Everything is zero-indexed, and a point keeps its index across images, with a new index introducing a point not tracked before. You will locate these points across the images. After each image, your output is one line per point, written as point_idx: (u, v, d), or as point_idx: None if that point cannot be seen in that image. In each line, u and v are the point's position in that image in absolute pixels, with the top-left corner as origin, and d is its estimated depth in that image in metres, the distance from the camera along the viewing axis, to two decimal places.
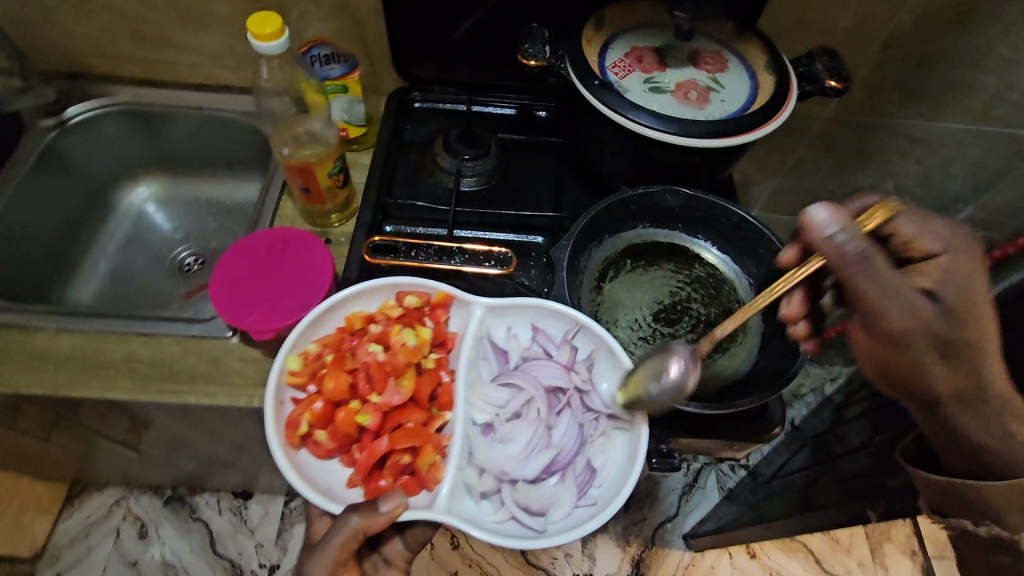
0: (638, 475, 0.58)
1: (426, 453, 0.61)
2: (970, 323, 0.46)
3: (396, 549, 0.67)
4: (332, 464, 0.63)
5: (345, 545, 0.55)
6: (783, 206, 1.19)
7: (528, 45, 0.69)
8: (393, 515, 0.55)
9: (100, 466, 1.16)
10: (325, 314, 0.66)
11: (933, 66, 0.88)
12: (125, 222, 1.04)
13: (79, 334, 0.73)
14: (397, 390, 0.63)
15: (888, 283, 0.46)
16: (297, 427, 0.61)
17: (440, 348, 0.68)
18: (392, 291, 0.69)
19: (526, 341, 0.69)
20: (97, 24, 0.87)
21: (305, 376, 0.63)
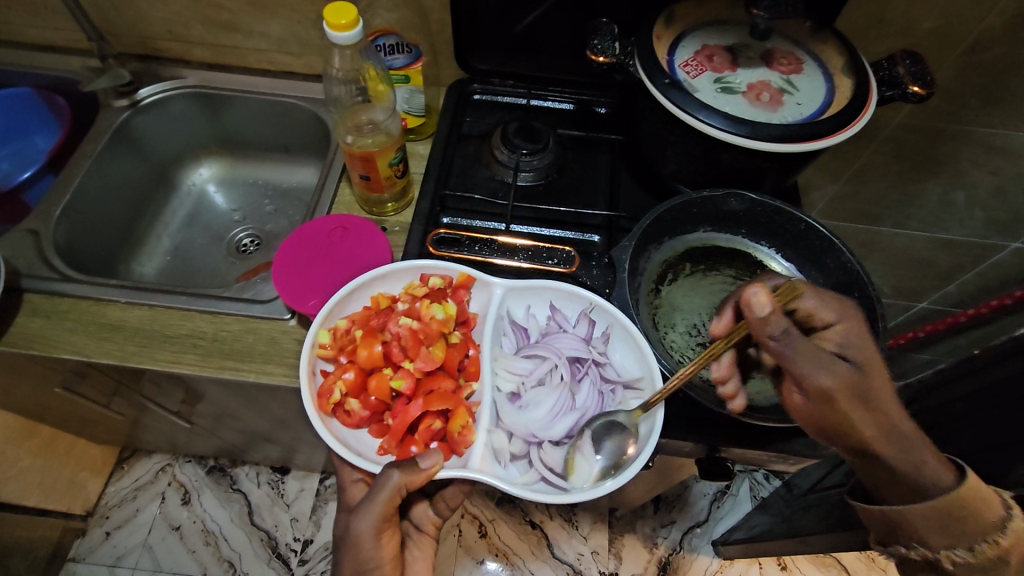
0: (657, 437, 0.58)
1: (459, 417, 0.62)
2: (876, 385, 0.50)
3: (425, 515, 0.68)
4: (362, 433, 0.64)
5: (388, 501, 0.57)
6: (841, 213, 1.15)
7: (597, 40, 0.67)
8: (432, 471, 0.57)
9: (148, 433, 1.21)
10: (354, 292, 0.67)
11: (1020, 73, 0.83)
12: (186, 201, 1.08)
13: (146, 308, 0.76)
14: (429, 358, 0.63)
15: (808, 356, 0.49)
16: (331, 395, 0.62)
17: (463, 325, 0.68)
18: (416, 273, 0.69)
19: (544, 319, 0.70)
20: (170, 8, 0.90)
21: (335, 349, 0.64)
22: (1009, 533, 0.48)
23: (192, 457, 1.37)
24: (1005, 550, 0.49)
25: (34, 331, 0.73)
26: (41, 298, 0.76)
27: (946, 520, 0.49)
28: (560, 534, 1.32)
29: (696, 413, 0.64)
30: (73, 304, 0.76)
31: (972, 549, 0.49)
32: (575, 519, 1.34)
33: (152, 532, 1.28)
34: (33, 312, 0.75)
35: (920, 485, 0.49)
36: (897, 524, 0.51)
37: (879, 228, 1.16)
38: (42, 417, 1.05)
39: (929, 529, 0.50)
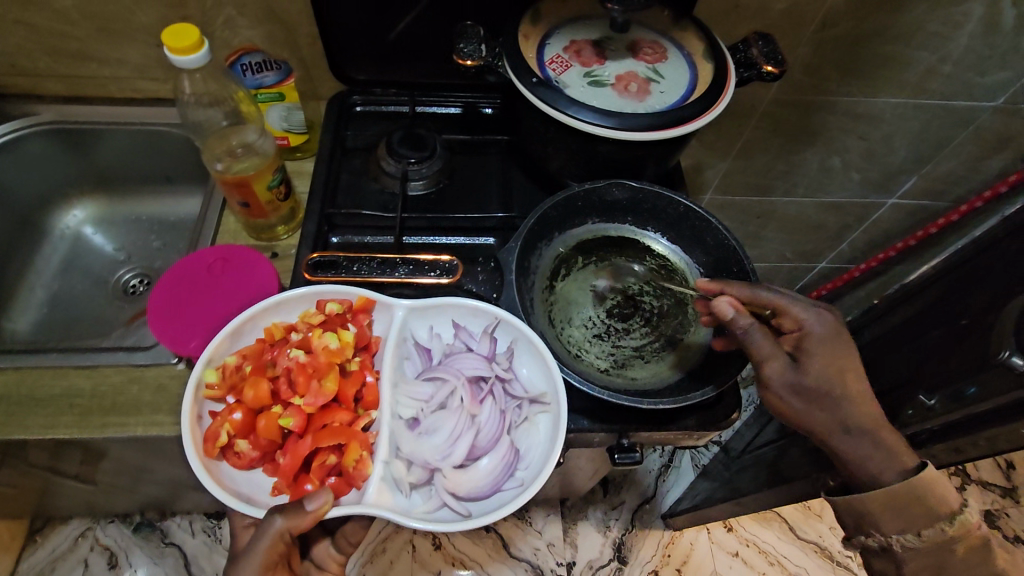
0: (561, 448, 0.58)
1: (351, 451, 0.59)
2: (822, 371, 0.59)
3: (327, 553, 0.65)
4: (256, 474, 0.61)
5: (268, 551, 0.53)
6: (740, 187, 1.20)
7: (464, 44, 0.67)
8: (320, 512, 0.54)
9: (56, 500, 1.11)
10: (244, 324, 0.63)
11: (869, 44, 0.90)
12: (62, 246, 0.99)
13: (13, 372, 0.69)
14: (320, 392, 0.61)
15: (770, 355, 0.58)
16: (217, 439, 0.58)
17: (364, 351, 0.66)
18: (312, 300, 0.66)
19: (448, 338, 0.68)
20: (7, 40, 0.82)
21: (223, 389, 0.61)
22: (958, 523, 0.58)
23: (114, 516, 1.27)
24: (951, 537, 0.59)
25: None
26: None
27: (899, 506, 0.60)
28: (514, 533, 1.32)
29: (601, 404, 0.65)
30: None
31: (921, 535, 0.59)
32: (528, 516, 1.34)
33: None
34: None
35: (871, 474, 0.60)
36: (860, 513, 0.62)
37: (772, 199, 1.22)
38: None
39: (886, 515, 0.61)
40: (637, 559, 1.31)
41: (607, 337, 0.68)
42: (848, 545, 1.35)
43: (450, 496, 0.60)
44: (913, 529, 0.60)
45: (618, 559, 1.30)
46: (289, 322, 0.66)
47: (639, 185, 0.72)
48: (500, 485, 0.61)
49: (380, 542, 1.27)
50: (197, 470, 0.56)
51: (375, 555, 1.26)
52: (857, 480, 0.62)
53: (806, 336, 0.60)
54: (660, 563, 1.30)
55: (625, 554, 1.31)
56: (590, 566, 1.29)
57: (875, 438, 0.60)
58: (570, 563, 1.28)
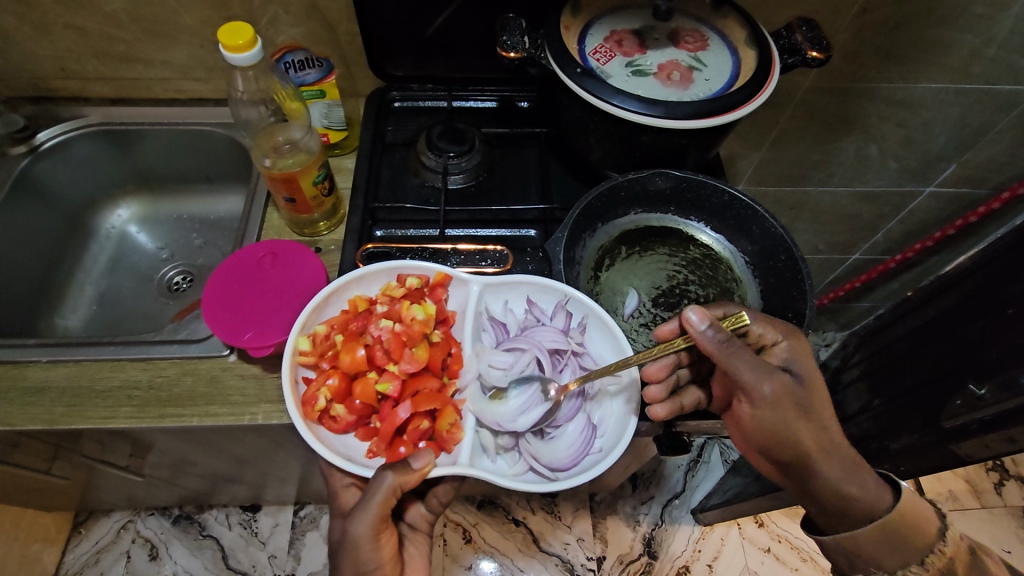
0: (635, 421, 0.60)
1: (446, 416, 0.61)
2: (806, 386, 0.58)
3: (420, 514, 0.67)
4: (350, 438, 0.62)
5: (382, 506, 0.56)
6: (771, 178, 1.18)
7: (506, 36, 0.67)
8: (425, 470, 0.57)
9: (101, 492, 1.14)
10: (330, 297, 0.66)
11: (910, 29, 0.88)
12: (108, 245, 1.02)
13: (72, 365, 0.72)
14: (414, 359, 0.62)
15: (751, 373, 0.55)
16: (316, 403, 0.61)
17: (444, 324, 0.67)
18: (391, 274, 0.68)
19: (522, 313, 0.69)
20: (58, 44, 0.85)
21: (316, 355, 0.63)
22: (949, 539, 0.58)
23: (154, 508, 1.30)
24: None
25: None
26: None
27: (894, 536, 0.58)
28: (544, 528, 1.32)
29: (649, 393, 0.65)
30: None
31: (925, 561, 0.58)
32: (558, 510, 1.34)
33: None
34: None
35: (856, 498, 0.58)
36: (858, 552, 0.59)
37: (804, 189, 1.21)
38: None
39: (882, 548, 0.58)
40: (668, 554, 1.30)
41: (654, 325, 0.68)
42: None
43: (537, 461, 0.61)
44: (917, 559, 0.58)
45: (649, 554, 1.30)
46: (370, 296, 0.68)
47: (682, 175, 0.72)
48: (585, 451, 0.62)
49: None
50: (302, 430, 0.58)
51: None
52: (844, 509, 0.59)
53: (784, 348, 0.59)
54: (691, 558, 1.30)
55: (655, 549, 1.30)
56: (621, 560, 1.29)
57: (851, 460, 0.58)
58: (601, 558, 1.28)
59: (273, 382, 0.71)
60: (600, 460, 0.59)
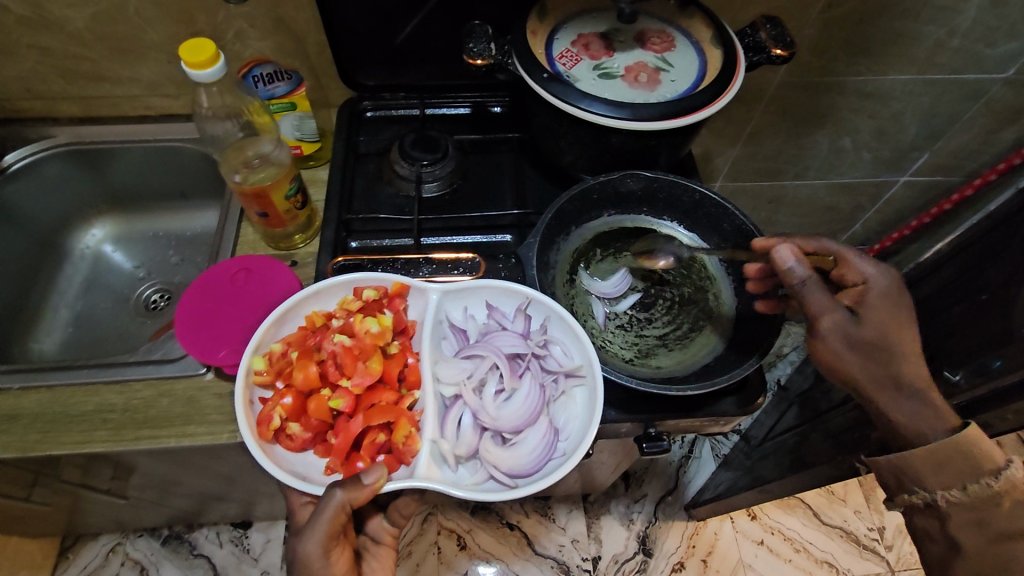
0: (598, 425, 0.59)
1: (401, 428, 0.61)
2: (874, 328, 0.57)
3: (382, 527, 0.66)
4: (309, 455, 0.62)
5: (331, 522, 0.55)
6: (748, 173, 1.19)
7: (472, 43, 0.67)
8: (377, 485, 0.56)
9: (86, 516, 1.12)
10: (286, 314, 0.65)
11: (876, 22, 0.89)
12: (82, 266, 1.01)
13: (44, 391, 0.70)
14: (367, 372, 0.63)
15: (819, 309, 0.57)
16: (271, 422, 0.60)
17: (402, 334, 0.67)
18: (349, 287, 0.67)
19: (482, 319, 0.69)
20: (23, 64, 0.84)
21: (272, 374, 0.62)
22: (1003, 479, 0.55)
23: (143, 530, 1.29)
24: None
25: None
26: None
27: (942, 460, 0.56)
28: (539, 530, 1.32)
29: (628, 395, 0.65)
30: None
31: (965, 488, 0.56)
32: (551, 512, 1.34)
33: None
34: None
35: (914, 425, 0.58)
36: (903, 470, 0.59)
37: (782, 183, 1.22)
38: None
39: (927, 469, 0.57)
40: (662, 551, 1.30)
41: (630, 327, 0.69)
42: (874, 529, 1.34)
43: (497, 469, 0.61)
44: (958, 485, 0.57)
45: (644, 552, 1.30)
46: (328, 310, 0.67)
47: (653, 175, 0.72)
48: (547, 456, 0.61)
49: (405, 544, 1.28)
50: (255, 451, 0.58)
51: (401, 557, 1.26)
52: (907, 435, 0.59)
53: (868, 290, 0.59)
54: (685, 554, 1.30)
55: (650, 547, 1.31)
56: (616, 559, 1.29)
57: (921, 394, 0.57)
58: (596, 558, 1.28)
59: None
60: (561, 465, 0.59)
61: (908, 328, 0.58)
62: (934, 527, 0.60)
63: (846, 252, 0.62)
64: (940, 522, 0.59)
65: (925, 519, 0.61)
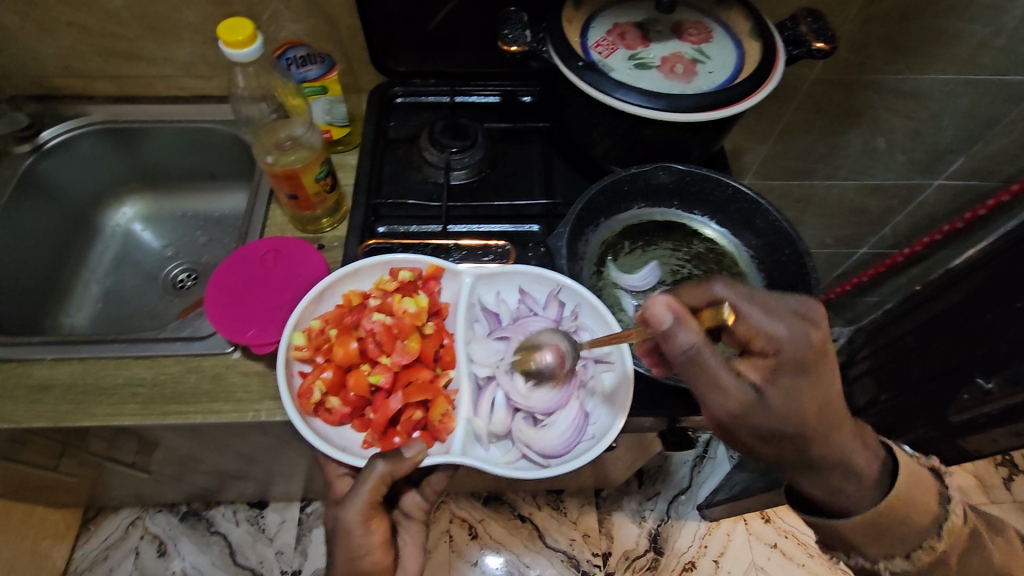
0: (626, 407, 0.59)
1: (438, 406, 0.62)
2: (776, 411, 0.49)
3: (415, 502, 0.68)
4: (346, 430, 0.63)
5: (372, 492, 0.57)
6: (777, 172, 1.17)
7: (508, 29, 0.67)
8: (417, 459, 0.58)
9: (109, 489, 1.15)
10: (324, 291, 0.66)
11: (918, 19, 0.87)
12: (113, 243, 1.02)
13: (76, 363, 0.72)
14: (405, 351, 0.63)
15: (713, 391, 0.49)
16: (310, 395, 0.61)
17: (436, 316, 0.68)
18: (385, 268, 0.68)
19: (514, 303, 0.69)
20: (61, 42, 0.85)
21: (311, 349, 0.63)
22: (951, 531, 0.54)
23: (162, 505, 1.31)
24: None
25: None
26: None
27: (883, 529, 0.53)
28: (550, 524, 1.32)
29: (654, 389, 0.65)
30: None
31: (910, 556, 0.54)
32: (562, 506, 1.34)
33: None
34: None
35: (843, 496, 0.53)
36: (840, 539, 0.55)
37: (811, 183, 1.20)
38: None
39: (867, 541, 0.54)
40: (673, 550, 1.30)
41: None
42: None
43: (530, 449, 0.61)
44: (902, 551, 0.54)
45: (655, 550, 1.30)
46: (364, 290, 0.68)
47: (687, 168, 0.71)
48: (578, 437, 0.61)
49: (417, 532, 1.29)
50: (296, 423, 0.59)
51: None
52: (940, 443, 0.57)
53: (773, 361, 0.50)
54: (697, 553, 1.29)
55: (661, 545, 1.30)
56: (626, 556, 1.28)
57: (839, 467, 0.52)
58: (607, 554, 1.28)
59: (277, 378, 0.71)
60: (593, 446, 0.59)
61: (811, 415, 0.49)
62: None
63: (742, 306, 0.52)
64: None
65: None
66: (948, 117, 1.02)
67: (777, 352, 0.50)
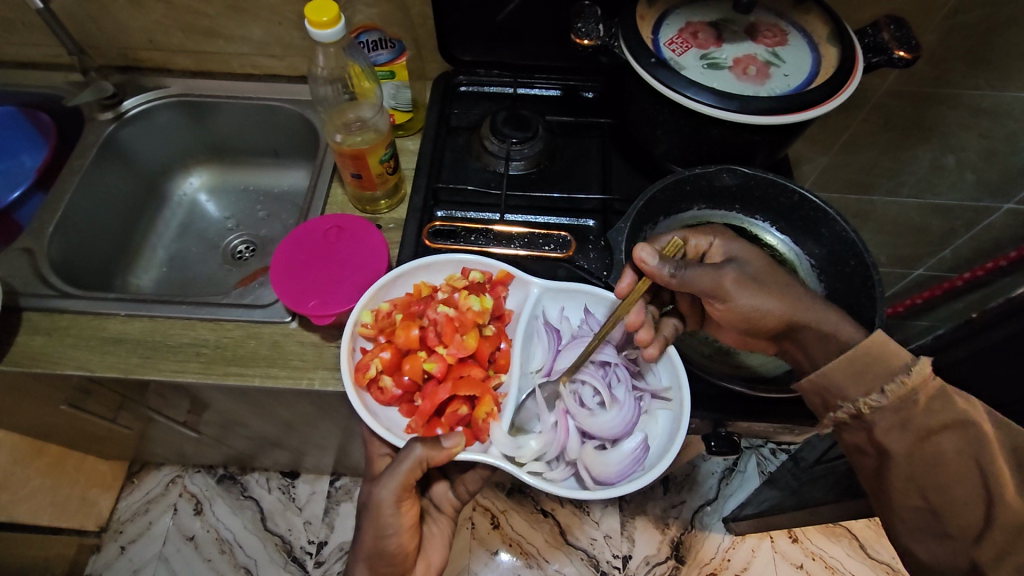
0: (680, 445, 0.58)
1: (484, 404, 0.63)
2: (753, 266, 0.59)
3: (446, 496, 0.70)
4: (393, 412, 0.65)
5: (407, 474, 0.58)
6: (835, 184, 1.14)
7: (580, 24, 0.67)
8: (454, 450, 0.59)
9: (155, 445, 1.21)
10: (396, 278, 0.68)
11: (1003, 33, 0.83)
12: (179, 211, 1.07)
13: (145, 320, 0.76)
14: (462, 345, 0.64)
15: (707, 281, 0.57)
16: (367, 370, 0.63)
17: (497, 320, 0.69)
18: (457, 265, 0.70)
19: (577, 322, 0.70)
20: (149, 16, 0.90)
21: (375, 329, 0.66)
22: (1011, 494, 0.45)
23: (201, 466, 1.37)
24: None
25: (36, 349, 0.73)
26: (41, 316, 0.76)
27: (862, 367, 0.51)
28: (572, 521, 1.32)
29: (703, 392, 0.64)
30: (72, 320, 0.76)
31: (884, 390, 0.49)
32: (586, 505, 1.34)
33: (166, 544, 1.28)
34: (36, 332, 0.75)
35: (835, 335, 0.54)
36: (824, 388, 0.53)
37: (871, 197, 1.16)
38: (48, 435, 1.05)
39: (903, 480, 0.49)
40: (695, 560, 1.28)
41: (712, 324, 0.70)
42: None
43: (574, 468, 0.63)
44: (878, 388, 0.50)
45: (676, 558, 1.28)
46: (435, 284, 0.70)
47: (752, 172, 0.71)
48: (632, 467, 0.61)
49: None
50: (349, 394, 0.61)
51: None
52: None
53: (721, 245, 0.63)
54: (719, 566, 1.28)
55: (683, 554, 1.29)
56: (647, 562, 1.28)
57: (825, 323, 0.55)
58: (628, 556, 1.28)
59: (332, 351, 0.73)
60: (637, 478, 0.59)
61: (762, 264, 0.60)
62: (864, 443, 0.52)
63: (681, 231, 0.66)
64: (869, 438, 0.51)
65: (856, 437, 0.52)
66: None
67: (718, 244, 0.63)
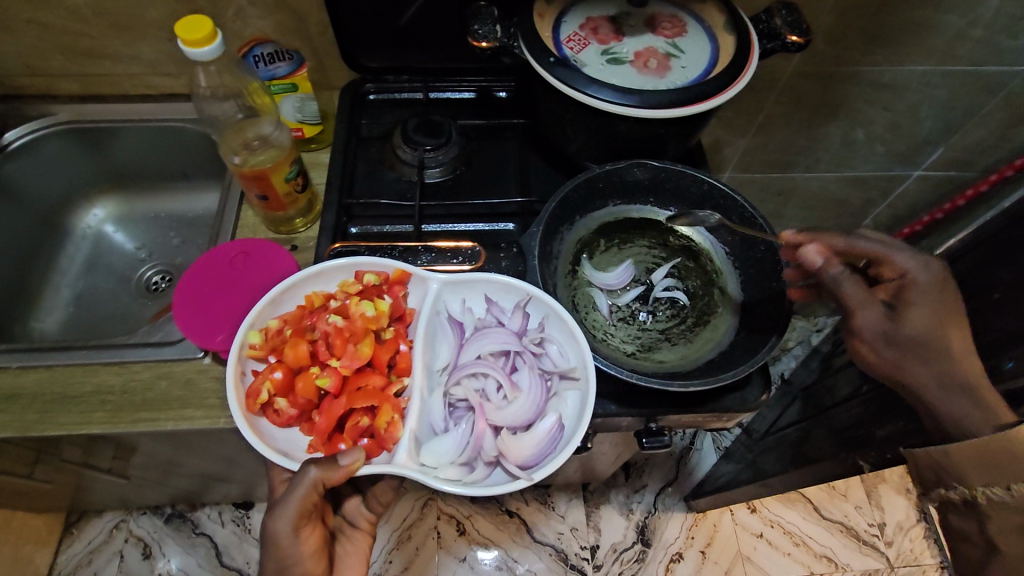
0: (585, 426, 0.58)
1: (383, 413, 0.61)
2: (916, 325, 0.60)
3: (360, 511, 0.68)
4: (294, 433, 0.62)
5: (303, 500, 0.55)
6: (758, 165, 1.17)
7: (478, 26, 0.65)
8: (353, 467, 0.56)
9: (91, 493, 1.13)
10: (285, 292, 0.65)
11: (895, 10, 0.86)
12: (83, 245, 1.00)
13: (44, 371, 0.70)
14: (356, 355, 0.62)
15: (857, 303, 0.60)
16: (258, 396, 0.60)
17: (398, 321, 0.66)
18: (350, 271, 0.67)
19: (481, 312, 0.68)
20: (22, 40, 0.83)
21: (265, 349, 0.62)
22: None
23: (146, 508, 1.29)
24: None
25: None
26: None
27: (989, 460, 0.55)
28: (537, 518, 1.32)
29: (628, 388, 0.64)
30: None
31: (1008, 489, 0.54)
32: (551, 499, 1.34)
33: None
34: None
35: (943, 418, 0.60)
36: (941, 467, 0.59)
37: (792, 174, 1.19)
38: None
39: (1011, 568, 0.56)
40: (659, 542, 1.30)
41: (629, 322, 0.69)
42: (871, 524, 1.34)
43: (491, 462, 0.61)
44: (1001, 485, 0.55)
45: (641, 542, 1.30)
46: (328, 291, 0.67)
47: (661, 166, 0.71)
48: (548, 449, 0.60)
49: (404, 530, 1.28)
50: (239, 422, 0.57)
51: (401, 542, 1.27)
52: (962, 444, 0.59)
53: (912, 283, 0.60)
54: (683, 545, 1.30)
55: (648, 537, 1.30)
56: (614, 549, 1.29)
57: (967, 393, 0.59)
58: (595, 547, 1.28)
59: None
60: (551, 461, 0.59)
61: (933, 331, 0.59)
62: (973, 530, 0.59)
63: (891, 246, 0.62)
64: (978, 529, 0.58)
65: (962, 520, 0.60)
66: (930, 104, 1.01)
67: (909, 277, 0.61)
